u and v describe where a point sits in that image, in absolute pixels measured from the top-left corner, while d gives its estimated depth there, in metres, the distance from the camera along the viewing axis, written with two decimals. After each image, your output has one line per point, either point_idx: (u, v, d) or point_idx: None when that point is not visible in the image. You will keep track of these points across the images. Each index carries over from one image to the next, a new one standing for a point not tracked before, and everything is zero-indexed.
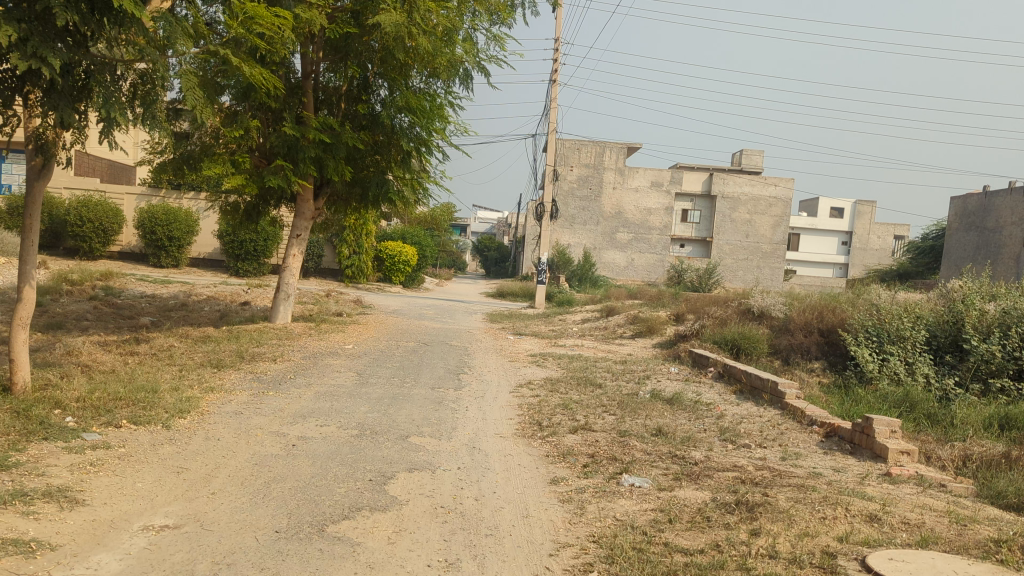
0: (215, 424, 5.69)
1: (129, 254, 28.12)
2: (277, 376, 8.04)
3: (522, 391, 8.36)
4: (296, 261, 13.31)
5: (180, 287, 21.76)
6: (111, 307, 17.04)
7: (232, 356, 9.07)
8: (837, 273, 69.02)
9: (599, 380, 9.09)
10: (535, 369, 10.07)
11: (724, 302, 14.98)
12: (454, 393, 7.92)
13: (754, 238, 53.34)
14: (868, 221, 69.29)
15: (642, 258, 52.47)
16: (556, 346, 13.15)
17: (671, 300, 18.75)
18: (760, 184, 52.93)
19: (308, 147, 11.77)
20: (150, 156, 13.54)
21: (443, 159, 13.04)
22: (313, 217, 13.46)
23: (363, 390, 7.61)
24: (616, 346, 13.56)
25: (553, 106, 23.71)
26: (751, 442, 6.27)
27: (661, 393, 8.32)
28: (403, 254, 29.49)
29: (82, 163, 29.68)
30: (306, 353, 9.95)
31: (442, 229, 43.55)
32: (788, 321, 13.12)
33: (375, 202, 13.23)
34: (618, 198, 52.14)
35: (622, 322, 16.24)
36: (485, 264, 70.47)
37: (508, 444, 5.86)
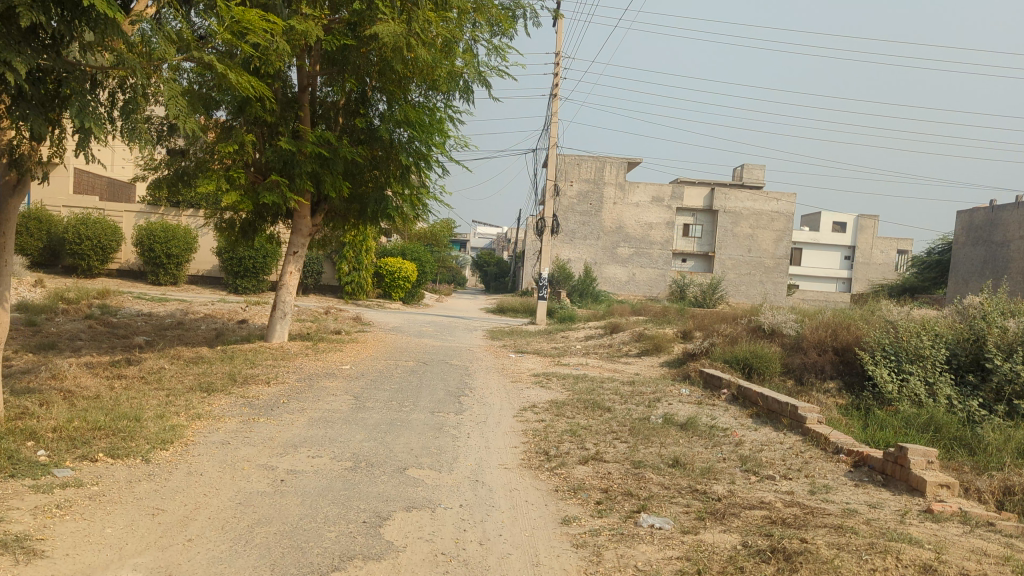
0: (199, 456, 5.27)
1: (127, 271, 27.74)
2: (270, 400, 7.63)
3: (527, 415, 7.95)
4: (293, 279, 12.96)
5: (177, 305, 21.39)
6: (104, 325, 16.64)
7: (224, 379, 8.67)
8: (839, 288, 68.63)
9: (607, 403, 8.68)
10: (540, 391, 9.67)
11: (732, 319, 14.58)
12: (456, 418, 7.51)
13: (757, 253, 52.99)
14: (870, 236, 68.96)
15: (644, 273, 52.09)
16: (561, 366, 12.74)
17: (676, 316, 18.36)
18: (762, 199, 52.64)
19: (305, 162, 11.38)
20: (143, 171, 13.19)
21: (445, 174, 12.70)
22: (311, 233, 13.05)
23: (360, 415, 7.21)
24: (623, 365, 13.15)
25: (554, 119, 23.42)
26: (775, 473, 5.87)
27: (674, 417, 7.92)
28: (403, 269, 29.13)
29: (81, 180, 29.40)
30: (302, 374, 9.55)
31: (442, 245, 43.21)
32: (800, 339, 12.73)
33: (373, 218, 12.87)
34: (619, 212, 51.86)
35: (628, 340, 15.82)
36: (485, 279, 70.06)
37: (514, 476, 5.45)
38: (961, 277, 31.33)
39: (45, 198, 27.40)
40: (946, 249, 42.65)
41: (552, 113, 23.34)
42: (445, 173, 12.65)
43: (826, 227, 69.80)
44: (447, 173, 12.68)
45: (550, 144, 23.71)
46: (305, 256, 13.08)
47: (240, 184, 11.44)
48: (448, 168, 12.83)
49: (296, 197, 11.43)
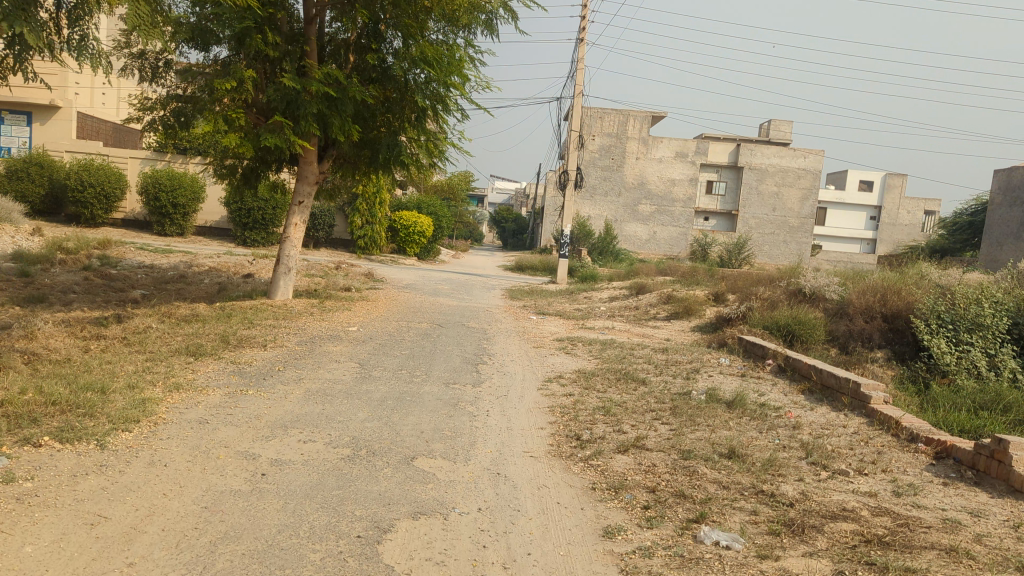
0: (167, 441, 4.41)
1: (133, 222, 27.07)
2: (262, 367, 6.80)
3: (552, 388, 7.06)
4: (298, 231, 12.07)
5: (182, 257, 20.65)
6: (103, 278, 15.90)
7: (216, 341, 7.86)
8: (864, 249, 67.11)
9: (641, 375, 7.77)
10: (564, 359, 8.77)
11: (770, 282, 13.58)
12: (473, 392, 6.63)
13: (781, 212, 51.52)
14: (898, 196, 67.10)
15: (665, 232, 50.93)
16: (586, 329, 11.82)
17: (706, 277, 17.37)
18: (788, 156, 51.02)
19: (310, 103, 10.41)
20: (140, 113, 12.34)
21: (464, 118, 11.73)
22: (318, 182, 12.11)
23: (364, 387, 6.34)
24: (651, 330, 12.23)
25: (580, 67, 22.25)
26: (847, 467, 4.93)
27: (718, 392, 6.99)
28: (418, 224, 28.18)
29: (85, 125, 28.71)
30: (303, 337, 8.69)
31: (458, 198, 42.22)
32: (845, 304, 11.71)
33: (386, 166, 11.95)
34: (640, 167, 50.53)
35: (655, 302, 14.87)
36: (502, 235, 69.11)
37: (543, 470, 4.56)
38: (995, 240, 29.90)
39: (49, 143, 26.71)
40: (979, 210, 41.06)
41: (577, 59, 22.14)
42: (464, 117, 11.68)
43: (852, 186, 68.00)
44: (466, 118, 11.71)
45: (574, 93, 22.56)
46: (311, 207, 12.18)
47: (239, 127, 10.50)
48: (467, 112, 11.86)
49: (301, 141, 10.48)
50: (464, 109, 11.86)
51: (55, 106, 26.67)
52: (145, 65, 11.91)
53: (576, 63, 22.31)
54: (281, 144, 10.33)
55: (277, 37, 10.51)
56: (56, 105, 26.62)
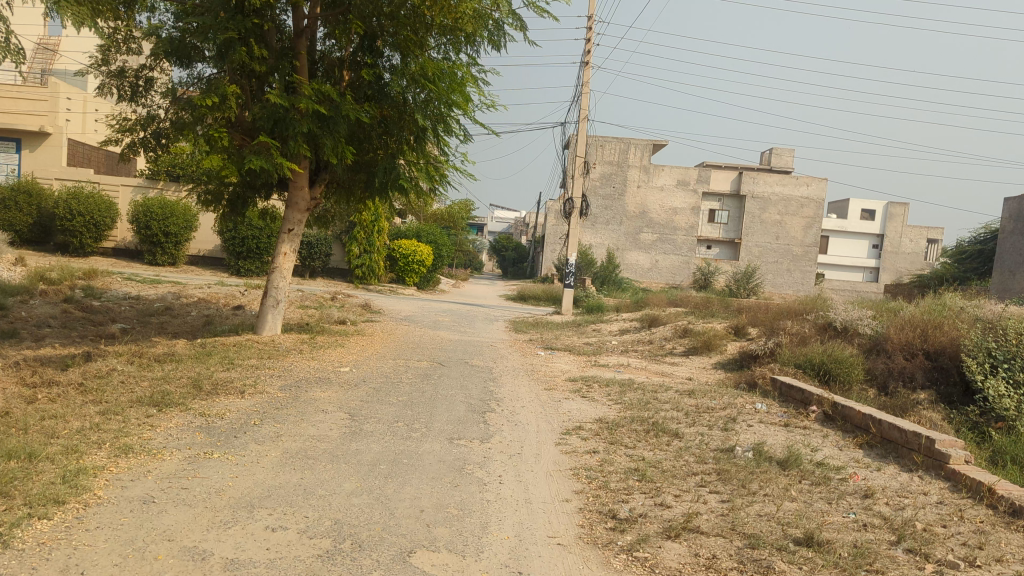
0: (93, 534, 3.41)
1: (123, 251, 26.16)
2: (236, 421, 5.80)
3: (573, 444, 6.08)
4: (287, 261, 11.10)
5: (170, 288, 19.71)
6: (82, 310, 14.93)
7: (188, 388, 6.86)
8: (867, 278, 66.32)
9: (672, 426, 6.79)
10: (583, 405, 7.79)
11: (795, 315, 12.63)
12: (482, 450, 5.65)
13: (785, 240, 50.73)
14: (900, 224, 66.37)
15: (667, 260, 50.10)
16: (600, 367, 10.84)
17: (721, 309, 16.41)
18: (791, 184, 50.36)
19: (300, 122, 9.52)
20: (117, 134, 11.44)
21: (467, 140, 10.89)
22: (309, 208, 11.17)
23: (355, 446, 5.36)
24: (670, 367, 11.26)
25: (584, 91, 21.53)
26: (953, 557, 3.95)
27: (767, 449, 6.01)
28: (417, 252, 27.28)
29: (75, 153, 28.01)
30: (288, 380, 7.72)
31: (458, 227, 41.44)
32: (881, 339, 10.74)
33: (382, 191, 11.05)
34: (641, 196, 49.84)
35: (670, 337, 13.90)
36: (501, 264, 68.26)
37: (577, 567, 3.58)
38: (1007, 268, 28.95)
39: (38, 170, 25.91)
40: (989, 238, 40.12)
41: (582, 83, 21.43)
42: (468, 139, 10.85)
43: (854, 214, 67.29)
44: (470, 139, 10.88)
45: (579, 117, 21.80)
46: (302, 235, 11.23)
47: (222, 148, 9.59)
48: (471, 133, 11.03)
49: (291, 164, 9.59)
50: (467, 129, 11.03)
51: (45, 133, 25.89)
52: (124, 84, 11.05)
53: (582, 86, 21.59)
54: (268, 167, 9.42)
55: (264, 50, 9.66)
56: (46, 132, 25.84)
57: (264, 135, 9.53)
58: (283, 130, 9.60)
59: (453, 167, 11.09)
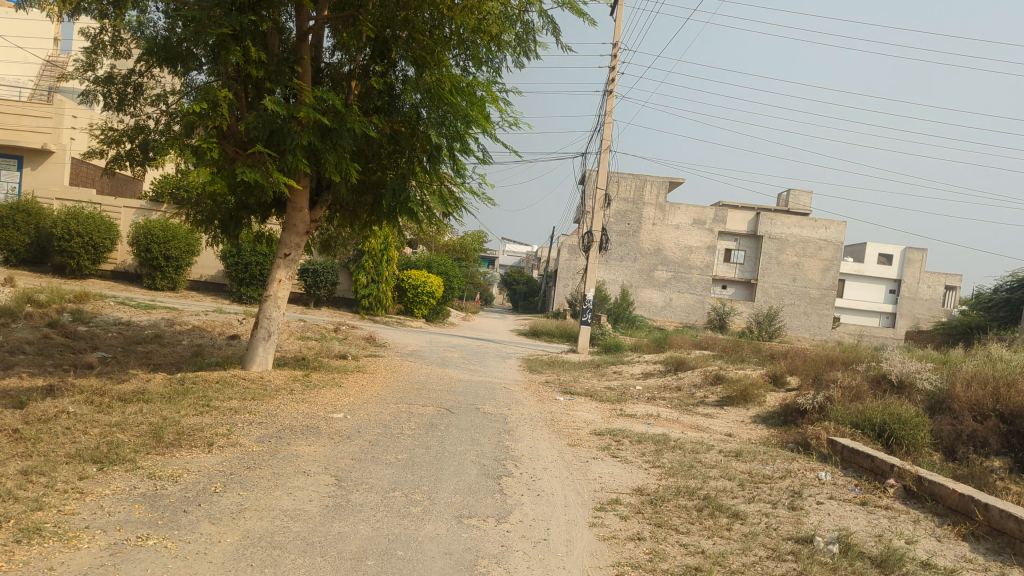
0: None
1: (123, 274, 25.20)
2: (191, 488, 4.66)
3: (612, 527, 4.92)
4: (282, 289, 9.98)
5: (165, 314, 18.69)
6: (64, 336, 13.85)
7: (146, 439, 5.73)
8: (883, 324, 64.84)
9: (728, 503, 5.61)
10: (617, 469, 6.61)
11: (840, 365, 11.40)
12: (500, 535, 4.48)
13: (802, 282, 49.44)
14: (918, 269, 64.91)
15: (681, 299, 48.84)
16: (628, 418, 9.64)
17: (752, 355, 15.19)
18: (809, 226, 49.21)
19: (300, 134, 8.48)
20: (103, 146, 10.43)
21: (485, 161, 9.87)
22: (308, 231, 10.06)
23: (337, 530, 4.22)
24: (706, 421, 10.05)
25: (607, 120, 20.58)
26: None
27: (855, 541, 4.81)
28: (427, 283, 26.18)
29: (79, 172, 27.18)
30: (272, 429, 6.60)
31: (470, 259, 40.40)
32: (944, 396, 9.48)
33: (391, 214, 9.97)
34: (657, 233, 48.80)
35: (700, 384, 12.68)
36: (512, 299, 67.18)
37: None
38: None
39: (39, 189, 25.07)
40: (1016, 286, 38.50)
41: (605, 112, 20.52)
42: (486, 159, 9.83)
43: (871, 258, 65.91)
44: (488, 160, 9.86)
45: (601, 148, 20.82)
46: (300, 260, 10.14)
47: (211, 160, 8.54)
48: (489, 154, 10.00)
49: (289, 180, 8.53)
50: (485, 150, 10.02)
51: (48, 150, 25.08)
52: (111, 91, 10.05)
53: (605, 115, 20.66)
54: (262, 183, 8.36)
55: (262, 54, 8.65)
56: (49, 149, 25.00)
57: (259, 147, 8.50)
58: (281, 142, 8.55)
59: (469, 190, 10.06)
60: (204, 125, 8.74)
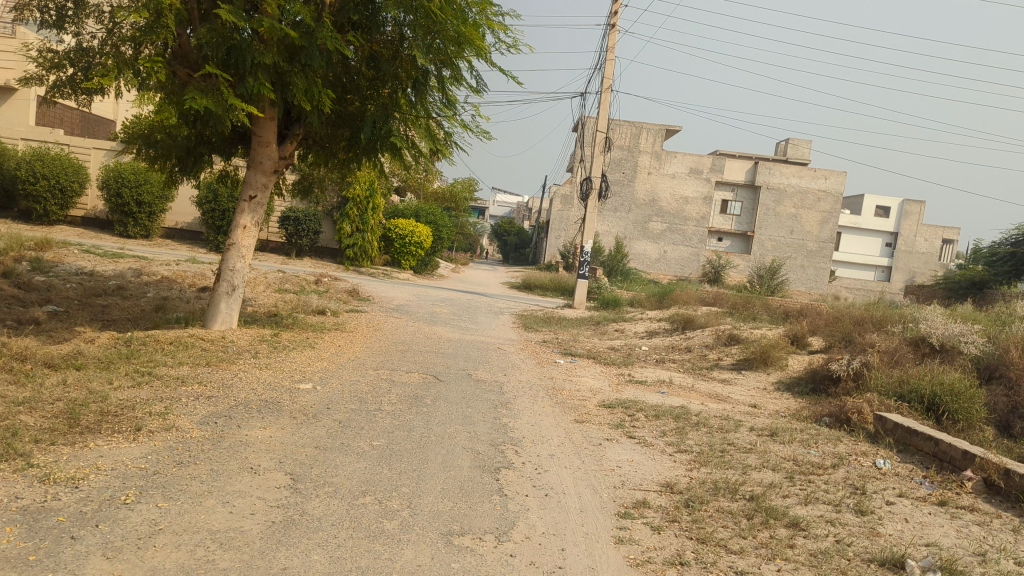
0: None
1: (94, 221, 23.84)
2: (91, 498, 3.51)
3: (644, 545, 3.82)
4: (246, 236, 8.75)
5: (133, 263, 17.45)
6: (14, 286, 12.61)
7: (58, 423, 4.57)
8: (877, 277, 64.11)
9: (782, 504, 4.50)
10: (638, 456, 5.49)
11: (871, 326, 10.28)
12: (499, 562, 3.37)
13: (799, 235, 48.34)
14: (915, 222, 63.81)
15: (676, 252, 47.69)
16: (640, 386, 8.53)
17: (764, 313, 14.09)
18: (808, 176, 47.89)
19: (263, 53, 7.21)
20: (40, 70, 9.07)
21: (479, 90, 8.60)
22: (276, 170, 8.80)
23: (281, 563, 3.10)
24: (725, 389, 8.96)
25: (609, 57, 19.17)
26: None
27: (958, 566, 3.71)
28: (415, 233, 24.90)
29: (46, 111, 25.60)
30: (222, 405, 5.45)
31: (461, 208, 39.10)
32: (994, 363, 8.36)
33: (371, 150, 8.72)
34: (652, 183, 47.47)
35: (713, 346, 11.57)
36: (503, 250, 65.98)
37: None
38: None
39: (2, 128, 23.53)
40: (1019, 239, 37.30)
41: (607, 48, 19.13)
42: (480, 88, 8.56)
43: (867, 210, 64.76)
44: (482, 89, 8.60)
45: (601, 87, 19.46)
46: (267, 205, 8.89)
47: (158, 82, 7.23)
48: (484, 83, 8.72)
49: (250, 109, 7.25)
50: (479, 78, 8.75)
51: (10, 86, 23.48)
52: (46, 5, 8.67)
53: (606, 52, 19.25)
54: (216, 110, 7.08)
55: None
56: (11, 85, 23.39)
57: (213, 65, 7.20)
58: (239, 62, 7.26)
59: (461, 125, 8.80)
60: (149, 41, 7.40)
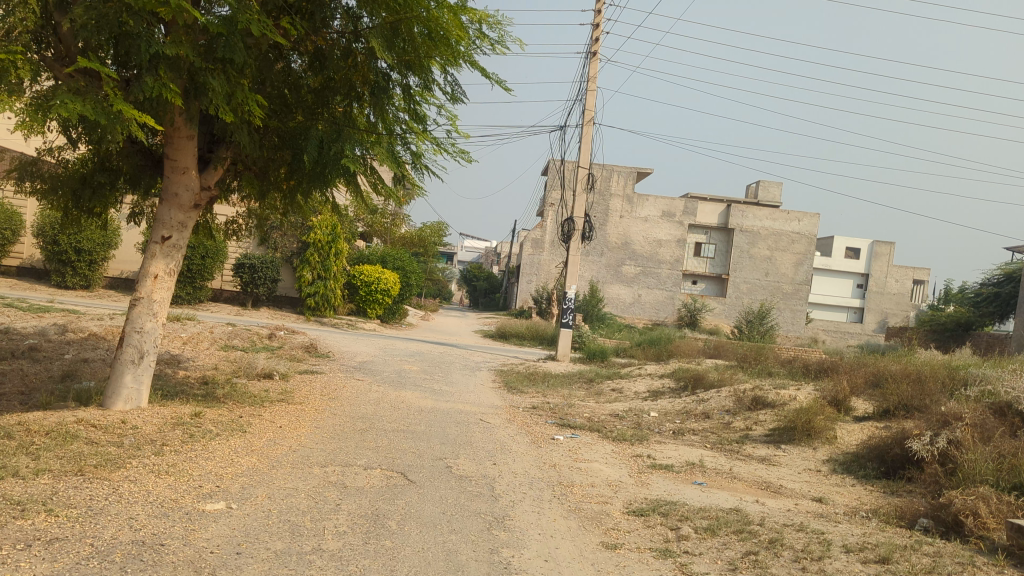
0: None
1: (27, 270, 21.55)
2: None
3: None
4: (157, 289, 6.76)
5: (58, 317, 15.28)
6: None
7: None
8: (851, 319, 63.12)
9: None
10: None
11: (932, 390, 8.47)
12: None
13: (775, 277, 47.09)
14: (886, 263, 63.01)
15: (651, 295, 46.16)
16: (670, 477, 6.61)
17: (780, 368, 12.27)
18: (782, 218, 46.91)
19: (166, 43, 5.31)
20: None
21: (455, 100, 6.86)
22: (196, 203, 6.86)
23: None
24: (773, 476, 7.06)
25: (589, 87, 17.64)
26: None
27: None
28: (380, 280, 22.92)
29: None
30: (63, 560, 3.40)
31: (430, 253, 37.18)
32: None
33: (321, 178, 6.85)
34: (625, 227, 46.10)
35: (736, 412, 9.70)
36: (471, 295, 64.01)
37: None
38: None
39: None
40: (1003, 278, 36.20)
41: (589, 78, 17.60)
42: (459, 97, 6.84)
43: (838, 252, 63.96)
44: (460, 99, 6.87)
45: (583, 120, 17.86)
46: (186, 248, 6.94)
47: (19, 83, 5.27)
48: (463, 91, 6.99)
49: (151, 122, 5.34)
50: (455, 87, 7.04)
51: None
52: None
53: (588, 81, 17.69)
54: (100, 121, 5.16)
55: None
56: None
57: (94, 59, 5.29)
58: (133, 56, 5.36)
59: (434, 144, 7.01)
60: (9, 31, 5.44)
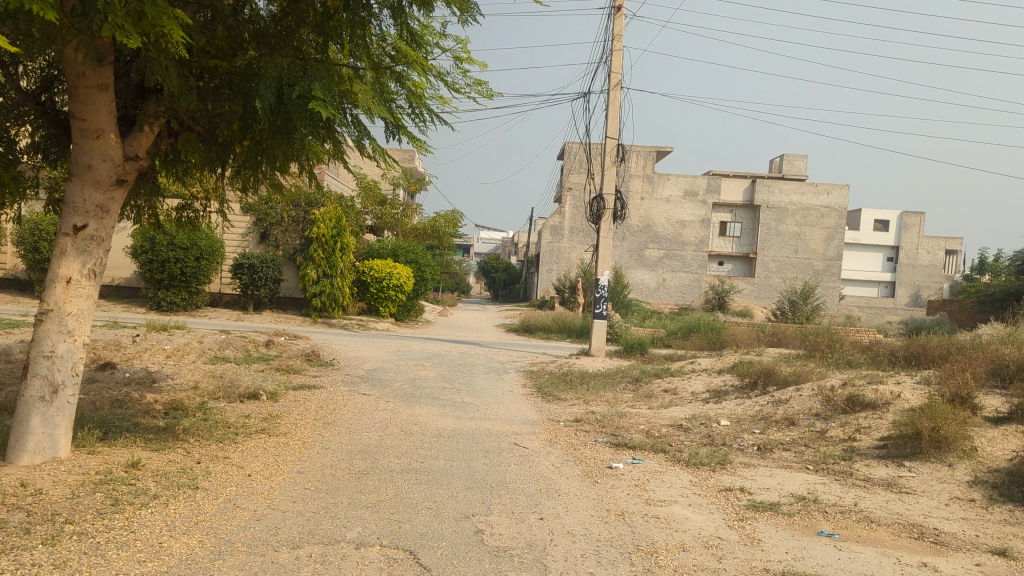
0: None
1: (13, 281, 19.97)
2: None
3: None
4: (69, 296, 4.98)
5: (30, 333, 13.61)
6: None
7: None
8: (882, 294, 60.55)
9: None
10: None
11: None
12: None
13: (805, 254, 44.88)
14: (917, 235, 60.37)
15: (676, 278, 44.15)
16: (786, 526, 4.74)
17: (860, 358, 10.33)
18: (810, 192, 44.60)
19: None
20: None
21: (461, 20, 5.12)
22: (116, 177, 5.07)
23: None
24: (918, 514, 5.17)
25: (613, 49, 15.68)
26: None
27: None
28: (390, 275, 21.13)
29: None
30: None
31: (443, 245, 35.30)
32: None
33: (285, 138, 5.08)
34: (646, 209, 44.00)
35: (830, 417, 7.81)
36: (490, 288, 62.12)
37: None
38: None
39: None
40: None
41: (613, 37, 15.66)
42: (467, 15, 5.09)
43: (867, 225, 61.34)
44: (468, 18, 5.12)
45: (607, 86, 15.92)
46: (108, 239, 5.15)
47: None
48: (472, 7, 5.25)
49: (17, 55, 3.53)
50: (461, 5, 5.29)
51: None
52: None
53: (612, 41, 15.75)
54: None
55: None
56: None
57: None
58: None
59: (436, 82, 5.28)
60: None
